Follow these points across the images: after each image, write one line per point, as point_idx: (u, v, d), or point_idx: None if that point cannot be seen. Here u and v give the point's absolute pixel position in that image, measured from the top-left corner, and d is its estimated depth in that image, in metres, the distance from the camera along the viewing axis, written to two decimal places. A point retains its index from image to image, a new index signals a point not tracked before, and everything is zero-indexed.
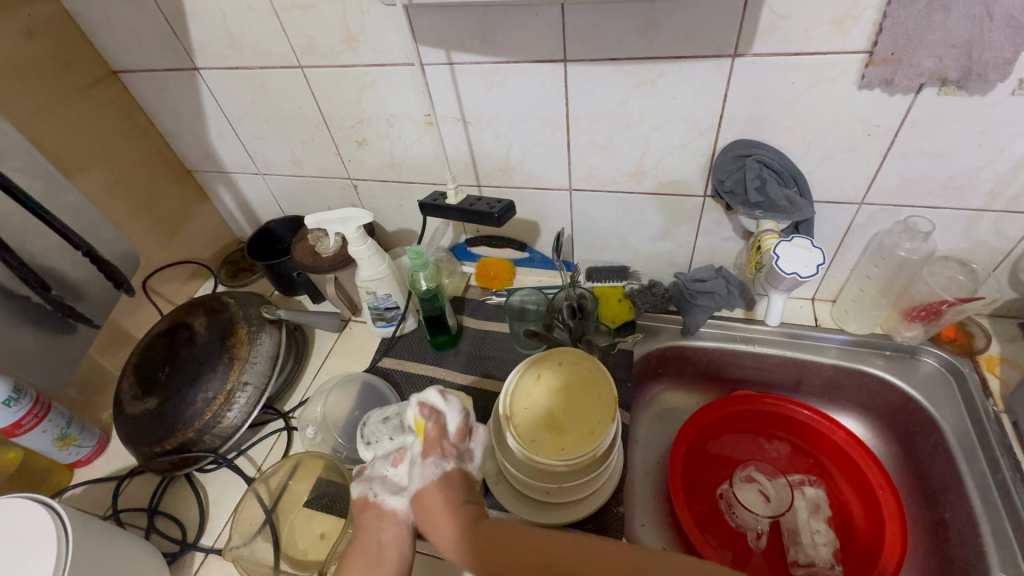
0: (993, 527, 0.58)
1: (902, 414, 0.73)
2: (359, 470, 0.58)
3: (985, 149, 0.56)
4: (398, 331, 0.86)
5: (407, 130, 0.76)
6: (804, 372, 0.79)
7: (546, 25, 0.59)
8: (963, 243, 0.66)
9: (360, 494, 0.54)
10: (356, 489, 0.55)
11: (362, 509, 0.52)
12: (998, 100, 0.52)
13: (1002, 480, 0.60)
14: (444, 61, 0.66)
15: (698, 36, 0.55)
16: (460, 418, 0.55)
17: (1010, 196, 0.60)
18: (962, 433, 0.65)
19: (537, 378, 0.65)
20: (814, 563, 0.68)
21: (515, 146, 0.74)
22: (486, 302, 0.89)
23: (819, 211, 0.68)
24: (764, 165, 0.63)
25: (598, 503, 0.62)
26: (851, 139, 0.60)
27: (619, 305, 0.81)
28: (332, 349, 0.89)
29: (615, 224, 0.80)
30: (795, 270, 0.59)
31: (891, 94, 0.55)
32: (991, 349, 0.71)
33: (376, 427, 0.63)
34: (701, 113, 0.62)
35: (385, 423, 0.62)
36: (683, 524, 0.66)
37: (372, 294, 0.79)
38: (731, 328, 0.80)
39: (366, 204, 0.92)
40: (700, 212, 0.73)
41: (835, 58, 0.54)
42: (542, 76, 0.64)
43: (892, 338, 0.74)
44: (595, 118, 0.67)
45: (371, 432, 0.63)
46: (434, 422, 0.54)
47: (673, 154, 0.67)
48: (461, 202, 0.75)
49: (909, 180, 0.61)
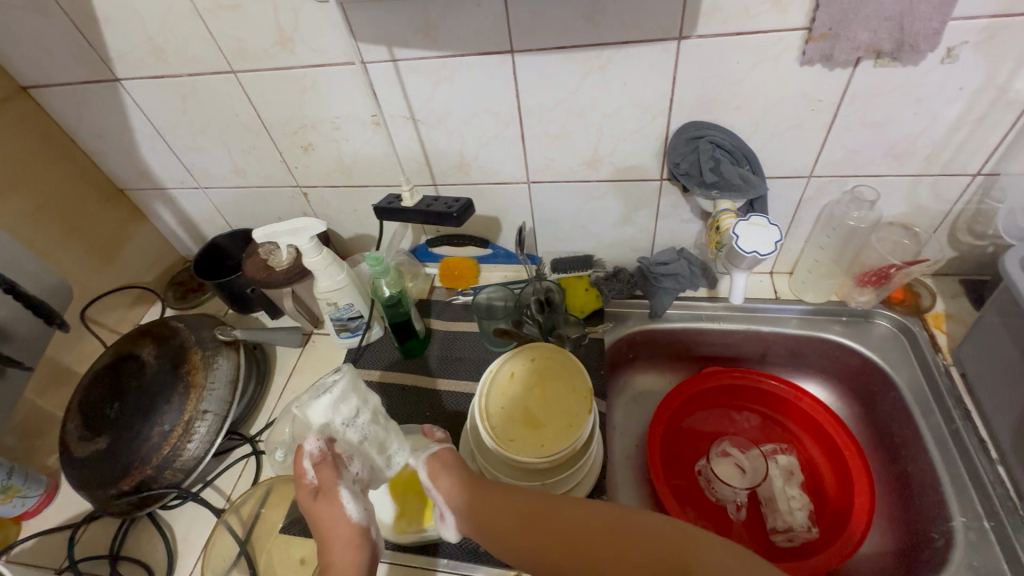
0: (951, 476, 0.61)
1: (859, 376, 0.76)
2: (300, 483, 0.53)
3: (920, 117, 0.59)
4: (364, 341, 0.83)
5: (355, 131, 0.73)
6: (768, 344, 0.81)
7: (489, 14, 0.57)
8: (905, 208, 0.69)
9: (365, 521, 0.51)
10: (359, 512, 0.51)
11: (353, 534, 0.50)
12: (929, 69, 0.54)
13: (956, 431, 0.63)
14: (386, 58, 0.64)
15: (642, 19, 0.55)
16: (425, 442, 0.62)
17: (945, 160, 0.63)
18: (916, 389, 0.69)
19: (511, 376, 0.66)
20: (791, 528, 0.70)
21: (469, 142, 0.72)
22: (452, 302, 0.87)
23: (772, 188, 0.69)
24: (716, 146, 0.63)
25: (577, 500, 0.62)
26: (796, 115, 0.61)
27: (586, 294, 0.81)
28: (297, 365, 0.85)
29: (575, 213, 0.79)
30: (755, 249, 0.60)
31: (831, 69, 0.56)
32: (937, 306, 0.74)
33: (355, 411, 0.53)
34: (652, 98, 0.62)
35: (375, 424, 0.55)
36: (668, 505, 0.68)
37: (333, 306, 0.76)
38: (696, 308, 0.82)
39: (319, 211, 0.88)
40: (659, 196, 0.74)
41: (775, 36, 0.54)
42: (489, 68, 0.62)
43: (847, 304, 0.76)
44: (547, 109, 0.66)
45: (351, 413, 0.53)
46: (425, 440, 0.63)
47: (626, 140, 0.67)
48: (418, 204, 0.72)
49: (852, 151, 0.63)
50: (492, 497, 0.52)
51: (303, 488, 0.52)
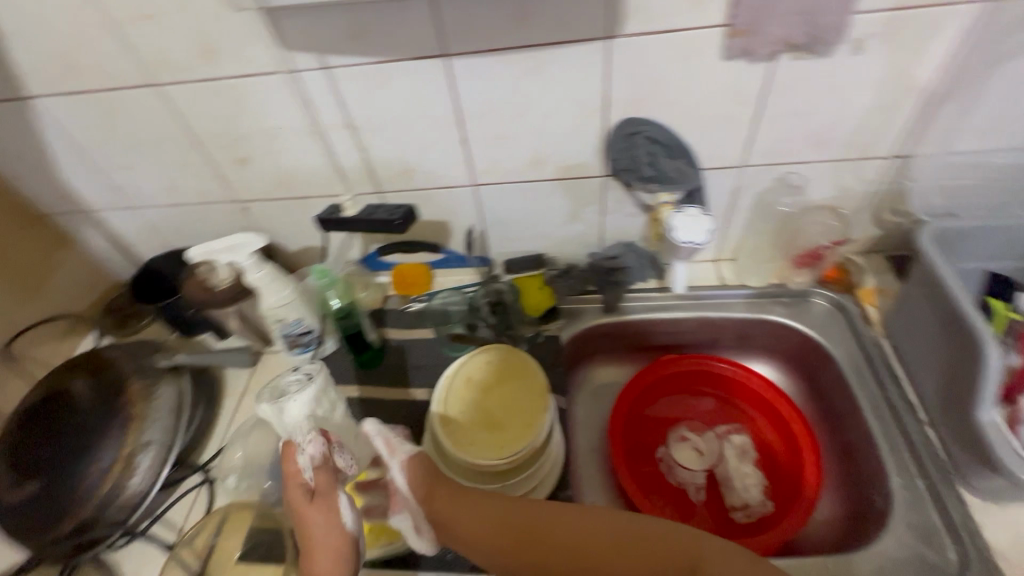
0: (888, 441, 0.65)
1: (802, 353, 0.80)
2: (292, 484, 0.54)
3: (837, 106, 0.62)
4: (318, 354, 0.80)
5: (292, 142, 0.71)
6: (717, 329, 0.83)
7: (420, 19, 0.57)
8: (832, 191, 0.73)
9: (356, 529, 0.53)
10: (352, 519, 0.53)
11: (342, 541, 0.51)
12: (841, 60, 0.58)
13: (890, 398, 0.67)
14: (318, 66, 0.62)
15: (571, 20, 0.56)
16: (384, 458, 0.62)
17: (863, 145, 0.66)
18: (853, 361, 0.73)
19: (467, 380, 0.66)
20: (747, 504, 0.73)
21: (411, 148, 0.71)
22: (406, 310, 0.86)
23: (709, 179, 0.72)
24: (653, 141, 0.66)
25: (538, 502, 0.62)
26: (725, 109, 0.63)
27: (540, 293, 0.81)
28: (248, 388, 0.82)
29: (523, 214, 0.80)
30: (690, 240, 0.63)
31: (753, 63, 0.59)
32: (868, 283, 0.78)
33: (333, 402, 0.60)
34: (588, 97, 0.63)
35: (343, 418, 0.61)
36: (631, 495, 0.69)
37: (281, 322, 0.74)
38: (648, 299, 0.83)
39: (259, 226, 0.84)
40: (603, 191, 0.75)
41: (699, 33, 0.56)
42: (425, 72, 0.62)
43: (786, 286, 0.80)
44: (486, 112, 0.66)
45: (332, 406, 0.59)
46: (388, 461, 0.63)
47: (567, 139, 0.68)
48: (360, 212, 0.72)
49: (779, 140, 0.66)
50: (492, 513, 0.54)
51: (297, 488, 0.53)
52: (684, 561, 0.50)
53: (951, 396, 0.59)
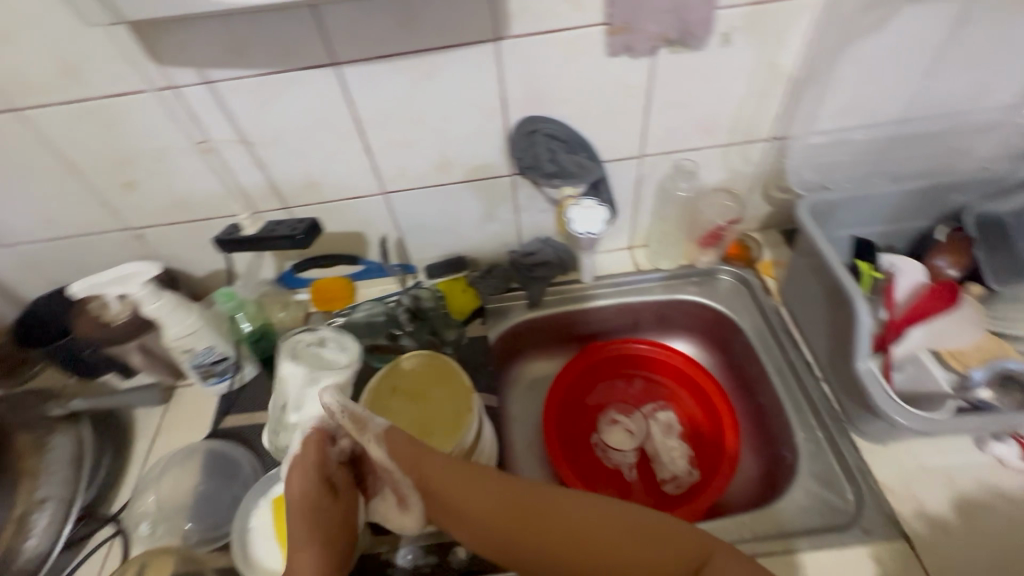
0: (791, 400, 0.71)
1: (714, 328, 0.85)
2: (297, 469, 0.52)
3: (716, 95, 0.67)
4: (236, 383, 0.77)
5: (182, 162, 0.67)
6: (637, 314, 0.87)
7: (302, 28, 0.56)
8: (724, 174, 0.78)
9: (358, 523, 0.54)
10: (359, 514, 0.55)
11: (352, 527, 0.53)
12: (713, 53, 0.62)
13: (791, 361, 0.73)
14: (200, 81, 0.59)
15: (456, 24, 0.57)
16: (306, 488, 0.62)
17: (745, 130, 0.72)
18: (758, 330, 0.79)
19: (393, 390, 0.65)
20: (676, 476, 0.77)
21: (313, 160, 0.69)
22: (329, 326, 0.84)
23: (612, 170, 0.75)
24: (552, 137, 0.67)
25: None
26: (616, 103, 0.66)
27: (463, 294, 0.82)
28: (161, 424, 0.76)
29: (439, 218, 0.80)
30: (586, 231, 0.68)
31: (635, 58, 0.62)
32: (765, 256, 0.85)
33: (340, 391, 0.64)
34: (485, 99, 0.64)
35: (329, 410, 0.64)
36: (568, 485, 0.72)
37: (189, 353, 0.70)
38: (568, 290, 0.85)
39: (158, 253, 0.79)
40: (513, 190, 0.77)
41: (580, 32, 0.59)
42: (316, 82, 0.61)
43: (695, 266, 0.84)
44: (386, 119, 0.65)
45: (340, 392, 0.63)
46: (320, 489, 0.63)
47: (471, 141, 0.69)
48: (260, 230, 0.70)
49: (670, 130, 0.70)
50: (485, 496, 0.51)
51: (301, 477, 0.51)
52: (693, 554, 0.47)
53: (838, 352, 0.65)
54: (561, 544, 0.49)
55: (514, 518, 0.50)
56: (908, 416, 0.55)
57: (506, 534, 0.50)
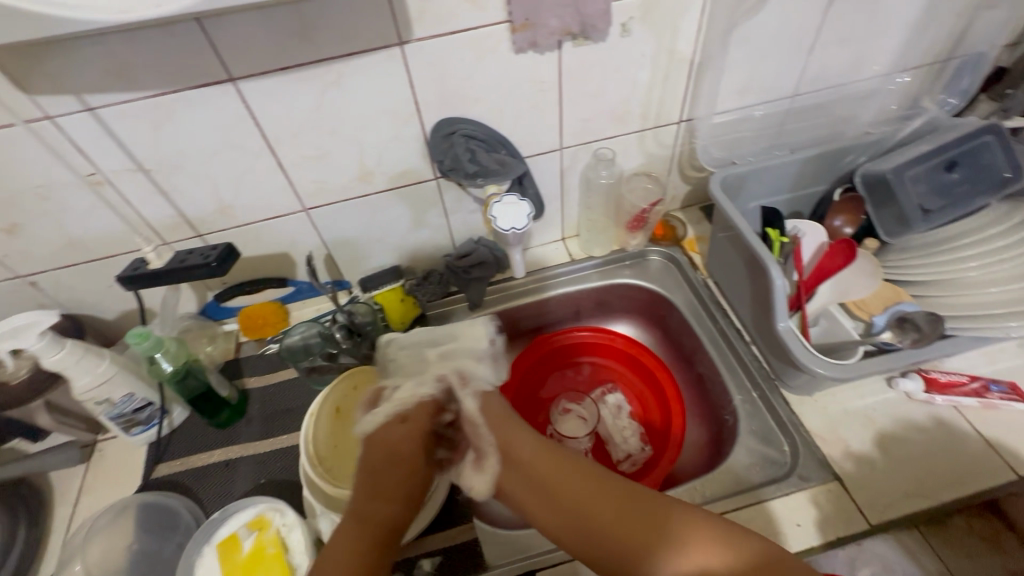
0: (727, 366, 0.75)
1: (650, 306, 0.88)
2: (394, 422, 0.56)
3: (623, 84, 0.69)
4: (166, 429, 0.72)
5: (72, 198, 0.62)
6: (578, 302, 0.89)
7: (189, 45, 0.52)
8: (641, 159, 0.81)
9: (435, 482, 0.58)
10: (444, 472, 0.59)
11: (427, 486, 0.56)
12: (615, 43, 0.64)
13: (721, 329, 0.77)
14: (78, 108, 0.55)
15: (357, 30, 0.55)
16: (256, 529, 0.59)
17: (655, 115, 0.75)
18: (690, 304, 0.82)
19: (336, 412, 0.66)
20: (631, 454, 0.79)
21: (221, 182, 0.65)
22: (264, 354, 0.80)
23: (535, 165, 0.76)
24: (469, 137, 0.67)
25: (415, 534, 0.63)
26: (529, 99, 0.67)
27: (403, 304, 0.80)
28: (85, 484, 0.70)
29: (367, 230, 0.78)
30: (512, 226, 0.69)
31: (542, 54, 0.63)
32: (689, 233, 0.89)
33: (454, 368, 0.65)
34: (397, 104, 0.63)
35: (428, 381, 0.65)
36: None
37: (106, 403, 0.65)
38: (507, 287, 0.86)
39: (58, 300, 0.72)
40: (440, 194, 0.76)
41: (485, 30, 0.59)
42: (213, 100, 0.57)
43: (626, 250, 0.87)
44: (295, 132, 0.63)
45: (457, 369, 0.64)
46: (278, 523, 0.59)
47: (389, 149, 0.68)
48: (168, 262, 0.65)
49: (585, 120, 0.72)
50: (559, 473, 0.53)
51: (400, 427, 0.55)
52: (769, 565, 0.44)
53: (761, 316, 0.69)
54: (633, 534, 0.48)
55: (582, 499, 0.51)
56: (825, 365, 0.59)
57: (569, 512, 0.51)
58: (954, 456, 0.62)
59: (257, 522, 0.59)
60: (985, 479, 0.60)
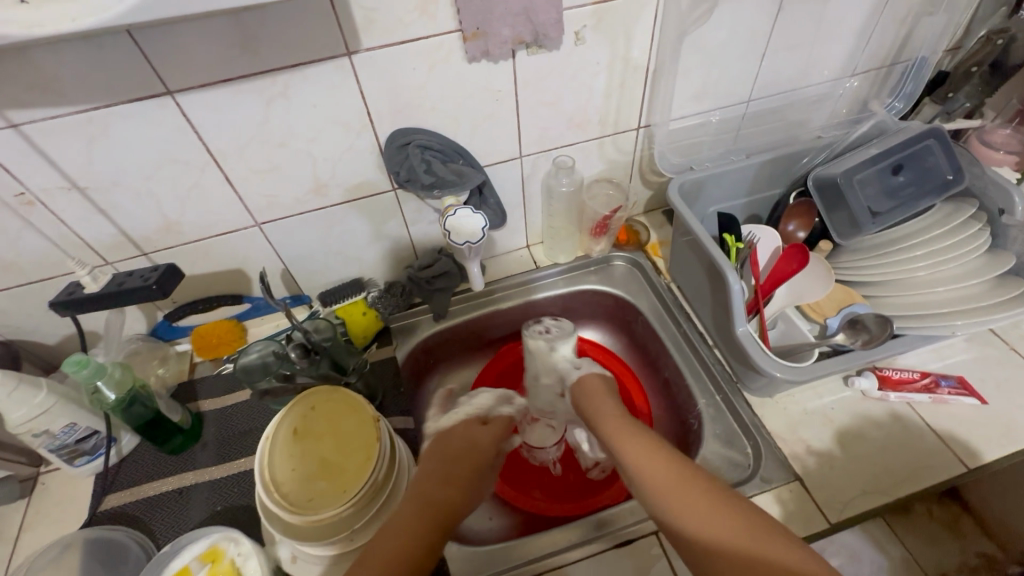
0: (691, 369, 0.76)
1: (615, 312, 0.88)
2: (475, 423, 0.68)
3: (580, 92, 0.69)
4: (114, 458, 0.69)
5: (0, 219, 0.58)
6: (545, 309, 0.88)
7: (121, 57, 0.50)
8: (602, 165, 0.81)
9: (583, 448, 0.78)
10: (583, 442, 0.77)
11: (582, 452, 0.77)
12: (569, 51, 0.64)
13: (684, 333, 0.78)
14: (2, 125, 0.51)
15: (301, 40, 0.53)
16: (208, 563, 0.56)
17: (613, 121, 0.75)
18: (654, 308, 0.83)
19: (293, 433, 0.61)
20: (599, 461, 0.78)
21: (164, 198, 0.62)
22: (221, 374, 0.77)
23: (495, 173, 0.75)
24: (425, 148, 0.66)
25: None
26: (485, 106, 0.66)
27: (365, 318, 0.78)
28: (25, 522, 0.66)
29: (325, 243, 0.76)
30: (467, 240, 0.69)
31: (496, 62, 0.62)
32: (653, 238, 0.89)
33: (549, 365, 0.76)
34: (348, 115, 0.62)
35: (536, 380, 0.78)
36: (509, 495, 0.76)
37: (44, 434, 0.61)
38: (472, 297, 0.84)
39: None
40: (399, 204, 0.74)
41: (436, 39, 0.58)
42: (151, 115, 0.55)
43: (591, 255, 0.87)
44: (242, 145, 0.60)
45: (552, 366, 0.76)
46: (232, 553, 0.57)
47: (343, 160, 0.66)
48: (105, 285, 0.61)
49: (544, 128, 0.72)
50: (632, 443, 0.60)
51: (480, 427, 0.68)
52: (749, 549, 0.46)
53: (721, 319, 0.69)
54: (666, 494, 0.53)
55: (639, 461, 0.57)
56: (783, 369, 0.60)
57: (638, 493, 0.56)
58: (909, 452, 0.64)
59: (210, 553, 0.57)
60: (937, 473, 0.62)
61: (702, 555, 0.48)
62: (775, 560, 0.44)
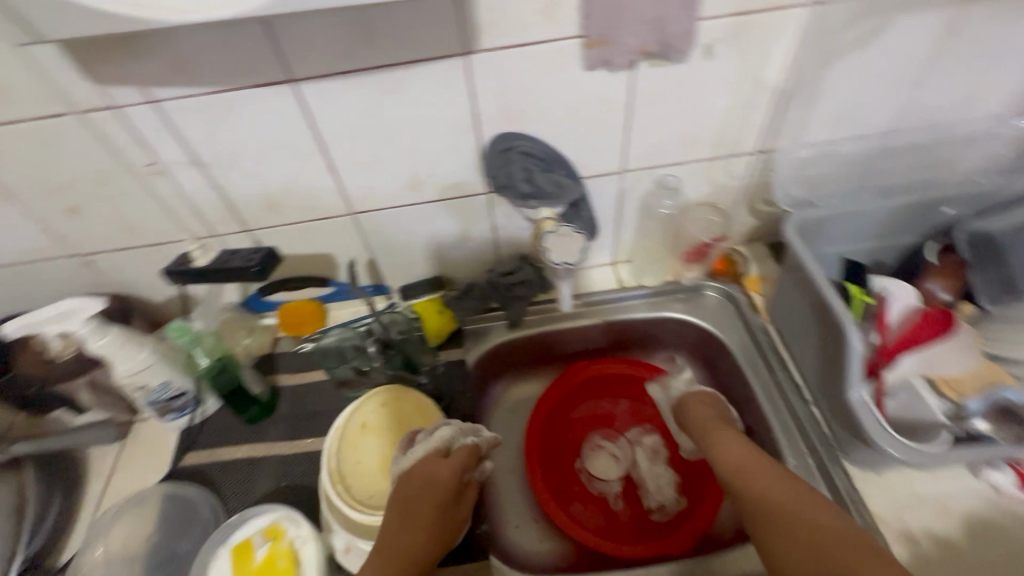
0: (780, 424, 0.68)
1: (699, 346, 0.82)
2: (437, 457, 0.56)
3: (698, 109, 0.64)
4: (197, 417, 0.73)
5: (130, 185, 0.63)
6: (623, 332, 0.83)
7: (253, 44, 0.51)
8: (708, 188, 0.75)
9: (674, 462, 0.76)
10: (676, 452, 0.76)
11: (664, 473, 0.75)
12: (694, 65, 0.59)
13: (778, 382, 0.71)
14: (143, 99, 0.55)
15: (422, 39, 0.53)
16: (269, 539, 0.57)
17: (729, 143, 0.69)
18: (745, 349, 0.76)
19: (362, 426, 0.63)
20: (662, 505, 0.75)
21: (272, 179, 0.64)
22: (298, 352, 0.79)
23: (592, 186, 0.72)
24: (526, 155, 0.64)
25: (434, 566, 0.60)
26: (594, 117, 0.63)
27: (439, 318, 0.77)
28: (116, 465, 0.71)
29: (412, 238, 0.75)
30: (563, 261, 0.68)
31: (614, 72, 0.58)
32: (752, 272, 0.82)
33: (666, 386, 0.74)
34: (454, 114, 0.60)
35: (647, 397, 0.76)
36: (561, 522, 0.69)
37: (143, 389, 0.66)
38: (552, 312, 0.81)
39: (110, 280, 0.74)
40: (490, 208, 0.73)
41: (556, 45, 0.55)
42: (272, 101, 0.56)
43: (681, 281, 0.82)
44: (349, 135, 0.61)
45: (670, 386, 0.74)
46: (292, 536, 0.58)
47: (442, 160, 0.65)
48: (211, 261, 0.66)
49: (653, 145, 0.67)
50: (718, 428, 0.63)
51: (444, 461, 0.56)
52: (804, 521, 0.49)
53: (827, 377, 0.62)
54: (740, 469, 0.56)
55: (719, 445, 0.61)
56: (901, 448, 0.52)
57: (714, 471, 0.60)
58: None
59: (273, 531, 0.58)
60: None
61: (764, 514, 0.51)
62: (829, 526, 0.47)
